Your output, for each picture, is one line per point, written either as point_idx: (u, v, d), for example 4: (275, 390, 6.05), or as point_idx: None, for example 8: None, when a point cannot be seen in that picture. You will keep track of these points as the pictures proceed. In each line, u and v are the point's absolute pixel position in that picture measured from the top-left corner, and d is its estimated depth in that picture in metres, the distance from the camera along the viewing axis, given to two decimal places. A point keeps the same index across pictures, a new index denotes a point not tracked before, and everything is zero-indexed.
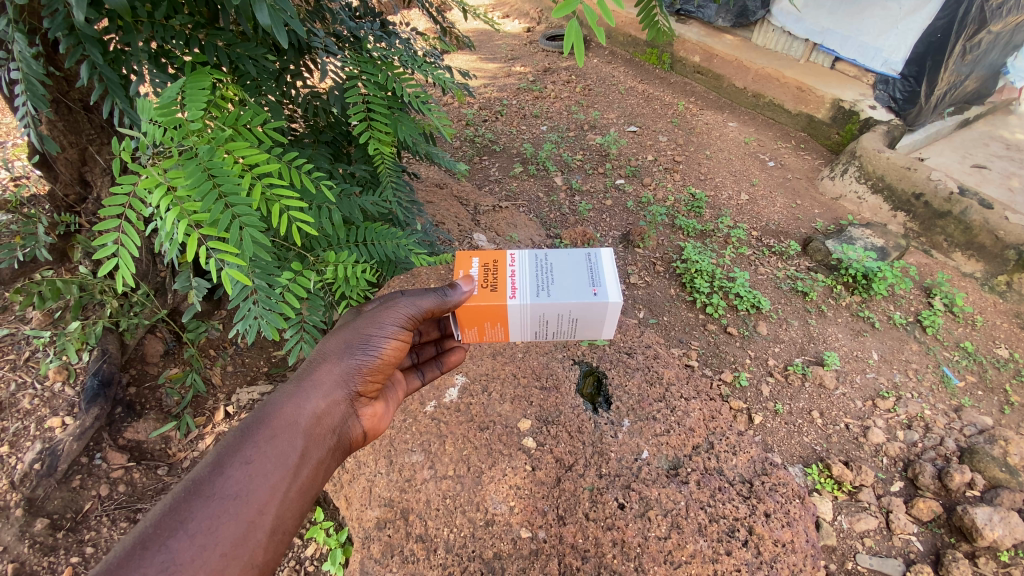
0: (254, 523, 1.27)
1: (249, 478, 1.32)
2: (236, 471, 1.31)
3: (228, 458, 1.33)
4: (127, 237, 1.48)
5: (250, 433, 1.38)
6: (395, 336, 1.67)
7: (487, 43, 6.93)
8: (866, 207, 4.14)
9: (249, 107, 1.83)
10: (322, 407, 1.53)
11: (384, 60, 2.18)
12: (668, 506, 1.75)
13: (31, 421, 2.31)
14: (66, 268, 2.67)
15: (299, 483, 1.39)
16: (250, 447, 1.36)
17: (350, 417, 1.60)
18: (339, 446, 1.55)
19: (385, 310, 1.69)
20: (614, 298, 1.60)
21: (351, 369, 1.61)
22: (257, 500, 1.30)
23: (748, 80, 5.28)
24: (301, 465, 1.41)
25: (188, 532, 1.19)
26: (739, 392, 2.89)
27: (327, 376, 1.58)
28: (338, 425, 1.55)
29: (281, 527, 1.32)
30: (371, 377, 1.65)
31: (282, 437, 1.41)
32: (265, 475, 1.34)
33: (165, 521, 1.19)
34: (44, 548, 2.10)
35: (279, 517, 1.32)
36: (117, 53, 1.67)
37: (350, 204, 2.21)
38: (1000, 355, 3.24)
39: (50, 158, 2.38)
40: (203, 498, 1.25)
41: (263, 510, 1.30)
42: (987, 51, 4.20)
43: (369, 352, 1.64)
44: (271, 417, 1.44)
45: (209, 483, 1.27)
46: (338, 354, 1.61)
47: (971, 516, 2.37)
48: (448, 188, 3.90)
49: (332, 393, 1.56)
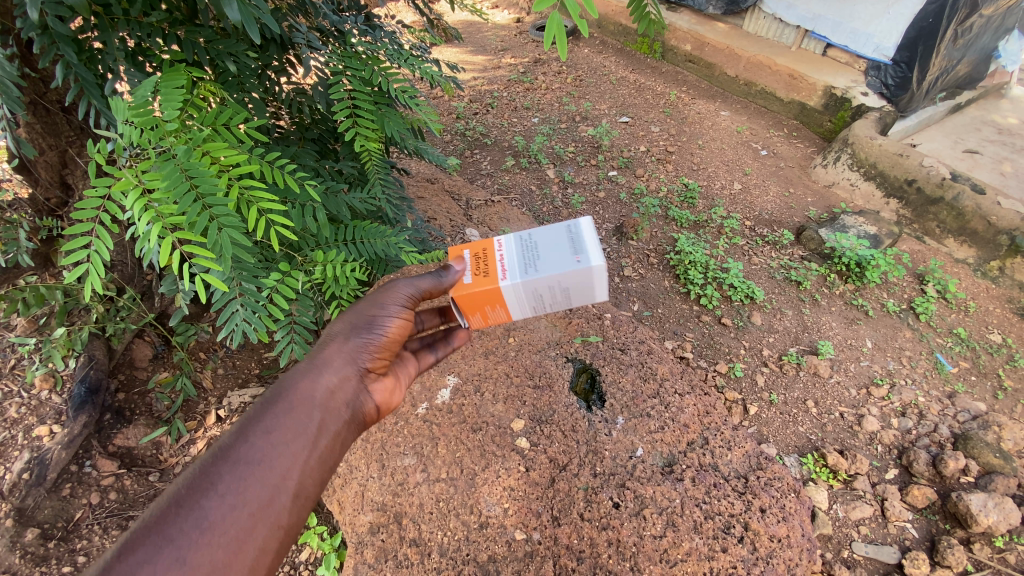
0: (279, 488, 1.24)
1: (272, 445, 1.29)
2: (259, 439, 1.28)
3: (250, 427, 1.30)
4: (101, 241, 1.45)
5: (270, 407, 1.36)
6: (398, 314, 1.65)
7: (475, 34, 6.85)
8: (859, 194, 4.14)
9: (230, 105, 1.78)
10: (336, 382, 1.50)
11: (370, 54, 2.12)
12: (663, 504, 1.74)
13: (18, 430, 2.28)
14: (51, 273, 2.63)
15: (319, 452, 1.36)
16: (271, 417, 1.33)
17: (362, 393, 1.56)
18: (355, 421, 1.51)
19: (386, 292, 1.68)
20: (598, 261, 1.51)
21: (361, 346, 1.58)
22: (280, 465, 1.27)
23: (740, 68, 5.25)
24: (320, 435, 1.38)
25: (218, 493, 1.16)
26: (733, 383, 2.92)
27: (338, 354, 1.54)
28: (354, 400, 1.52)
29: (304, 492, 1.29)
30: (379, 353, 1.62)
31: (300, 409, 1.38)
32: (286, 443, 1.30)
33: (195, 484, 1.16)
34: (35, 558, 2.07)
35: (302, 483, 1.29)
36: (92, 52, 1.62)
37: (337, 202, 2.15)
38: (993, 341, 3.25)
39: (30, 161, 2.33)
40: (230, 463, 1.22)
41: (287, 476, 1.27)
42: (979, 35, 4.20)
43: (375, 330, 1.61)
44: (288, 392, 1.41)
45: (233, 449, 1.25)
46: (347, 335, 1.59)
47: (965, 502, 2.37)
48: (439, 183, 3.87)
49: (343, 370, 1.53)
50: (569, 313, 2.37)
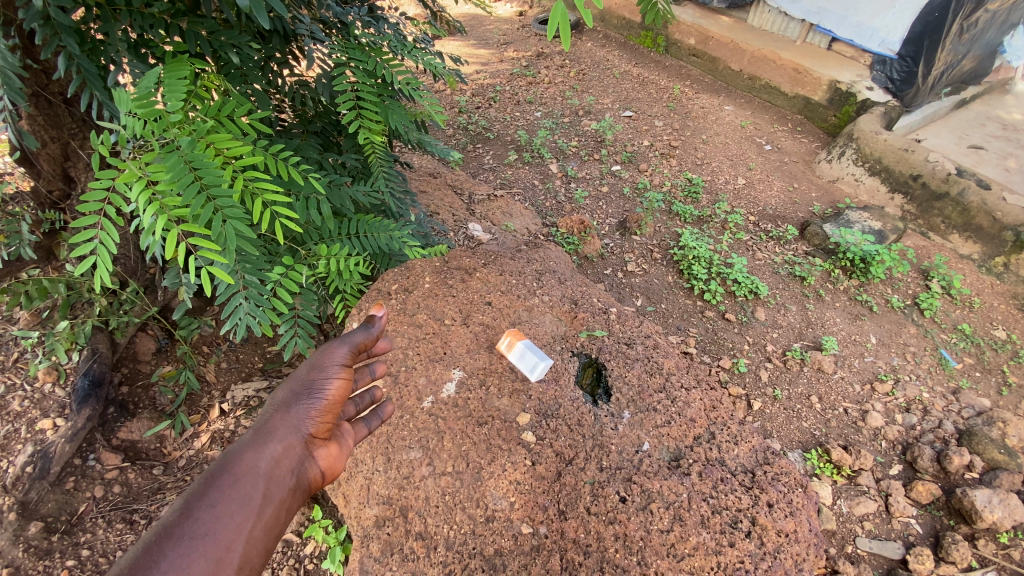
0: (222, 562, 1.12)
1: (218, 518, 1.17)
2: (203, 513, 1.16)
3: (194, 501, 1.18)
4: (106, 233, 1.45)
5: (213, 479, 1.24)
6: (338, 374, 1.55)
7: (477, 28, 6.81)
8: (864, 189, 4.12)
9: (234, 96, 1.76)
10: (280, 450, 1.37)
11: (373, 46, 2.10)
12: (670, 498, 1.73)
13: (21, 424, 2.27)
14: (54, 266, 2.60)
15: (265, 522, 1.24)
16: (215, 489, 1.22)
17: (307, 459, 1.42)
18: (302, 492, 1.38)
19: (324, 354, 1.59)
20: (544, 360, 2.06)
21: (302, 412, 1.45)
22: (224, 537, 1.15)
23: (744, 63, 5.22)
24: (266, 504, 1.26)
25: (161, 571, 1.04)
26: (737, 378, 2.91)
27: (281, 422, 1.42)
28: (299, 468, 1.39)
29: (249, 564, 1.17)
30: (323, 418, 1.49)
31: (244, 481, 1.26)
32: (231, 514, 1.19)
33: (136, 564, 1.04)
34: (39, 552, 2.05)
35: (246, 554, 1.17)
36: (95, 43, 1.60)
37: (341, 195, 2.13)
38: (998, 337, 3.24)
39: (32, 154, 2.31)
40: (172, 539, 1.09)
41: (230, 547, 1.15)
42: (985, 30, 4.13)
43: (317, 393, 1.50)
44: (231, 463, 1.29)
45: (175, 526, 1.12)
46: (286, 402, 1.46)
47: (970, 498, 2.35)
48: (442, 177, 3.84)
49: (288, 438, 1.40)
50: (573, 307, 2.36)
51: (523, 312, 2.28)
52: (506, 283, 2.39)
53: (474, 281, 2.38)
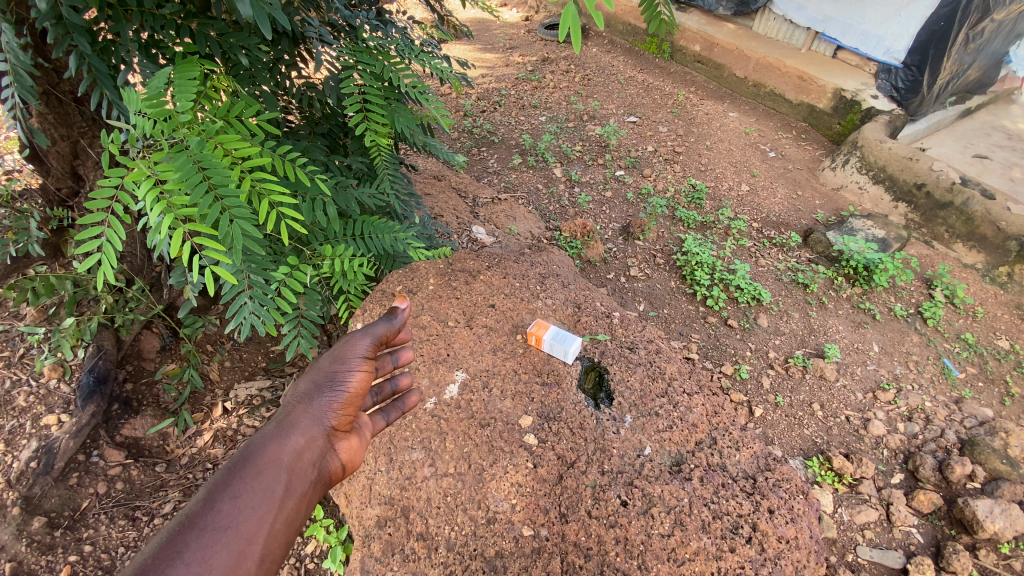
0: (244, 555, 1.12)
1: (240, 509, 1.17)
2: (226, 504, 1.17)
3: (217, 493, 1.18)
4: (114, 231, 1.46)
5: (236, 470, 1.24)
6: (359, 367, 1.55)
7: (484, 32, 6.85)
8: (867, 197, 4.13)
9: (243, 98, 1.76)
10: (302, 443, 1.38)
11: (381, 50, 2.09)
12: (672, 503, 1.74)
13: (27, 419, 2.28)
14: (60, 263, 2.63)
15: (287, 515, 1.24)
16: (238, 479, 1.22)
17: (328, 451, 1.44)
18: (322, 484, 1.39)
19: (346, 345, 1.59)
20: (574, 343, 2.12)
21: (324, 405, 1.47)
22: (246, 529, 1.16)
23: (749, 70, 5.24)
24: (287, 497, 1.26)
25: (183, 561, 1.05)
26: (739, 384, 2.91)
27: (303, 414, 1.43)
28: (320, 460, 1.40)
29: (270, 557, 1.17)
30: (344, 411, 1.50)
31: (267, 473, 1.27)
32: (253, 506, 1.19)
33: (160, 554, 1.04)
34: (42, 547, 2.05)
35: (268, 547, 1.17)
36: (106, 43, 1.63)
37: (346, 196, 2.15)
38: (1001, 347, 3.23)
39: (40, 152, 2.33)
40: (195, 530, 1.10)
41: (252, 540, 1.15)
42: (990, 39, 4.11)
43: (339, 385, 1.50)
44: (254, 454, 1.30)
45: (199, 515, 1.13)
46: (309, 394, 1.47)
47: (972, 508, 2.35)
48: (447, 180, 3.86)
49: (309, 430, 1.41)
50: (576, 311, 2.37)
51: (527, 314, 2.29)
52: (510, 285, 2.39)
53: (478, 283, 2.39)
